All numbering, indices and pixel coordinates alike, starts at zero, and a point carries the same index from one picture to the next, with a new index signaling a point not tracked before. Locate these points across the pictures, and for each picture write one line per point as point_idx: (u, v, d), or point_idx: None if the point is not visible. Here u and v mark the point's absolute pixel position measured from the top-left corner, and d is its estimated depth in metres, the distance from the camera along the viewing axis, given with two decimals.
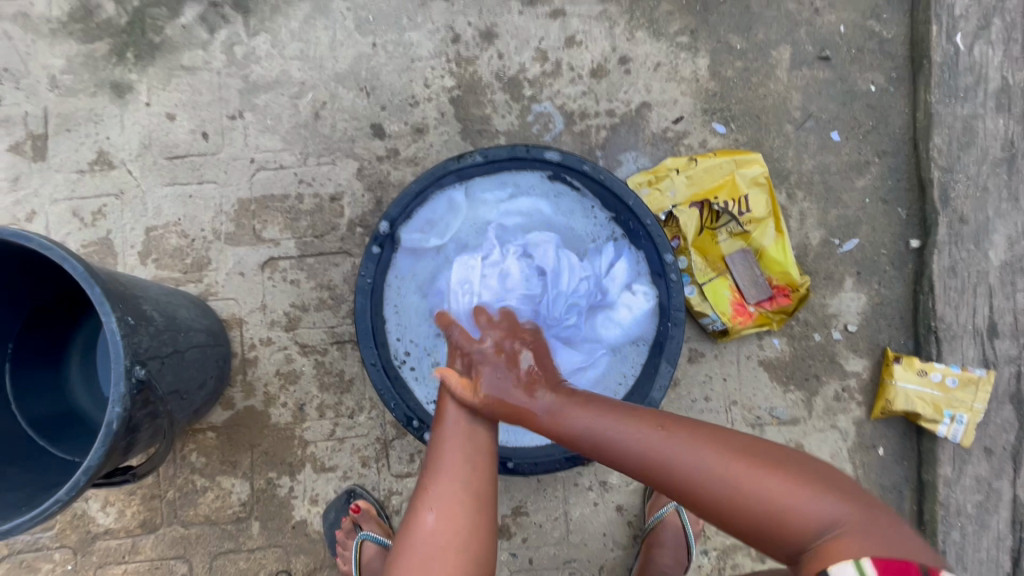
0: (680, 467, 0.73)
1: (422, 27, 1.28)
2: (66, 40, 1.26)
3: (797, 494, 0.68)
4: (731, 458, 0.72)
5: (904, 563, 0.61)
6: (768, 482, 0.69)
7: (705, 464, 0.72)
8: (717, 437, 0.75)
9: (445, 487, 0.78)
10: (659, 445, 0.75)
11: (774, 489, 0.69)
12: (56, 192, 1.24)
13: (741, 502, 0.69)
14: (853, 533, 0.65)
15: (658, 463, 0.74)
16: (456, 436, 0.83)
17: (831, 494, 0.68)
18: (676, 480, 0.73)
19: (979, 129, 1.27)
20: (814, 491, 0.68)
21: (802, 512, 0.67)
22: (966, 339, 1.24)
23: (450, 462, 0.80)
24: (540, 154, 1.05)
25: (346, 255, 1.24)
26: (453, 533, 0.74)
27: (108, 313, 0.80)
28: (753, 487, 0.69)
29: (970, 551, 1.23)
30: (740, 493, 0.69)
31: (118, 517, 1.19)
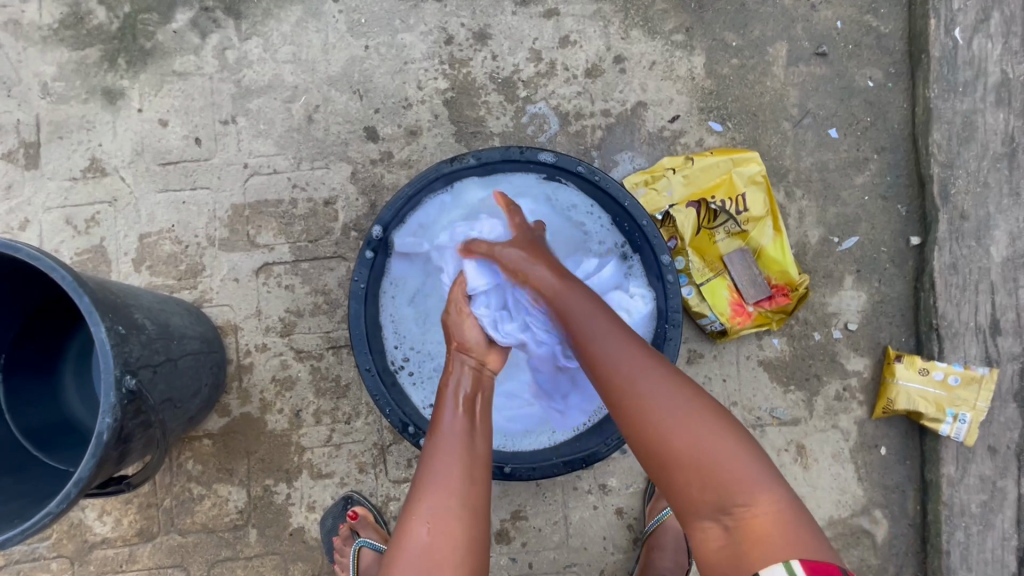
0: (651, 403, 0.72)
1: (415, 29, 1.28)
2: (57, 47, 1.26)
3: (739, 461, 0.69)
4: (697, 412, 0.71)
5: (826, 564, 0.61)
6: (722, 447, 0.69)
7: (672, 410, 0.71)
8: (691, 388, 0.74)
9: (441, 499, 0.73)
10: (644, 374, 0.74)
11: (724, 457, 0.68)
12: (49, 200, 1.23)
13: (691, 457, 0.69)
14: (778, 516, 0.67)
15: (633, 393, 0.73)
16: (453, 443, 0.79)
17: (769, 477, 0.69)
18: (643, 418, 0.71)
19: (979, 124, 1.25)
20: (754, 466, 0.69)
21: (742, 480, 0.68)
22: (968, 337, 1.23)
23: (445, 470, 0.75)
24: (534, 156, 1.05)
25: (341, 260, 1.23)
26: (450, 548, 0.70)
27: (97, 323, 0.79)
28: (707, 449, 0.69)
29: (975, 551, 1.21)
30: (690, 447, 0.69)
31: (115, 526, 1.19)
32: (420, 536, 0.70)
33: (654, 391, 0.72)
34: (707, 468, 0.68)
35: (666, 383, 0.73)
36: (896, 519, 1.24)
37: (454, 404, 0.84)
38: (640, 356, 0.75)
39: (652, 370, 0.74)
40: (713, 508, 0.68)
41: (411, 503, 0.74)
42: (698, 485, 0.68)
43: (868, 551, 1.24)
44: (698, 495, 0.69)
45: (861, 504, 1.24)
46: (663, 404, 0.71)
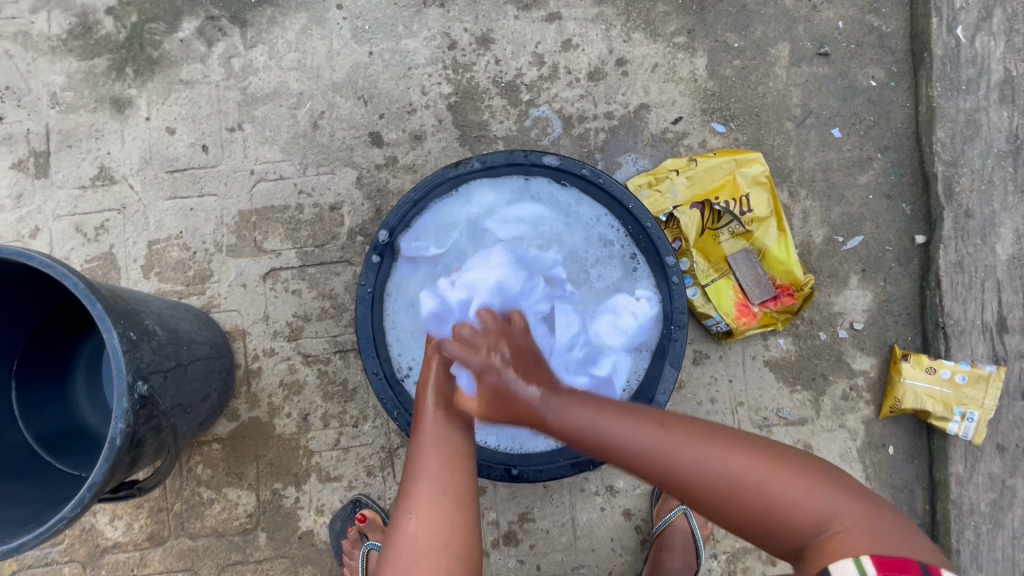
0: (695, 467, 0.70)
1: (419, 34, 1.29)
2: (66, 57, 1.27)
3: (799, 490, 0.68)
4: (736, 454, 0.71)
5: (902, 560, 0.60)
6: (780, 485, 0.68)
7: (708, 460, 0.71)
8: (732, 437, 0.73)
9: (427, 492, 0.76)
10: (671, 446, 0.72)
11: (784, 494, 0.68)
12: (59, 208, 1.25)
13: (754, 505, 0.68)
14: (851, 527, 0.64)
15: (669, 468, 0.71)
16: (429, 434, 0.83)
17: (830, 490, 0.68)
18: (687, 483, 0.71)
19: (983, 122, 1.26)
20: (814, 488, 0.68)
21: (810, 513, 0.67)
22: (975, 335, 1.23)
23: (426, 465, 0.79)
24: (538, 159, 1.08)
25: (347, 264, 1.24)
26: (433, 533, 0.72)
27: (109, 329, 0.80)
28: (767, 495, 0.68)
29: (985, 550, 1.21)
30: (748, 497, 0.68)
31: (126, 530, 1.20)
32: (409, 526, 0.73)
33: (692, 455, 0.71)
34: (771, 514, 0.68)
35: (698, 441, 0.72)
36: (905, 518, 1.24)
37: (434, 403, 0.87)
38: (656, 433, 0.74)
39: (678, 437, 0.73)
40: (792, 545, 0.68)
41: (401, 503, 0.76)
42: (768, 527, 0.68)
43: None
44: (772, 534, 0.68)
45: None
46: (704, 468, 0.70)
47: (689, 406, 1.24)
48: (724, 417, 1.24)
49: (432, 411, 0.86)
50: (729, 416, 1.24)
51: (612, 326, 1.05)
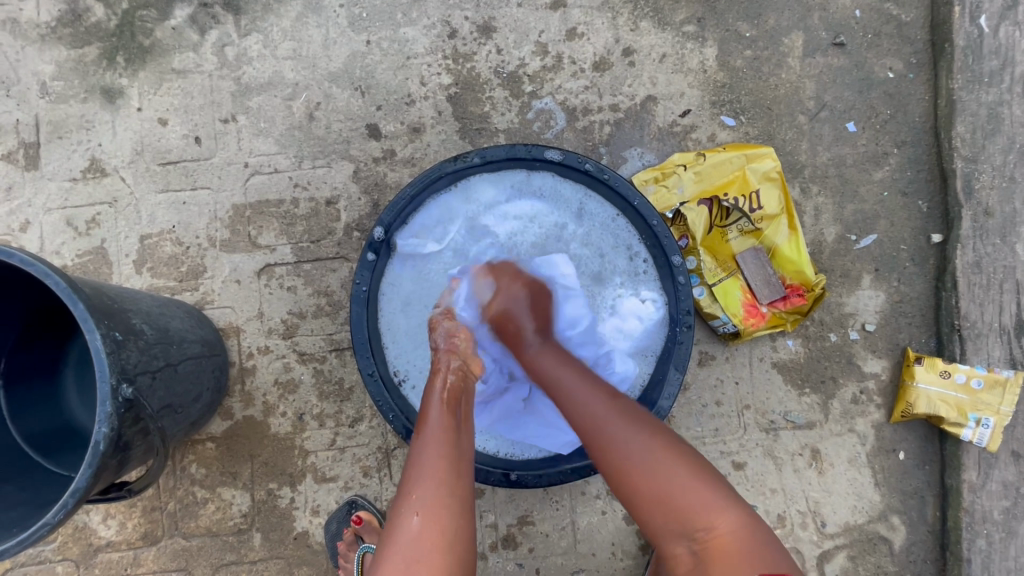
0: (619, 450, 0.74)
1: (418, 23, 1.24)
2: (55, 46, 1.24)
3: (702, 490, 0.70)
4: (657, 444, 0.74)
5: None
6: (686, 480, 0.70)
7: (634, 441, 0.74)
8: (655, 430, 0.76)
9: (432, 490, 0.73)
10: (609, 420, 0.77)
11: (679, 485, 0.70)
12: (49, 201, 1.22)
13: (655, 491, 0.70)
14: (741, 536, 0.67)
15: (602, 434, 0.76)
16: (436, 433, 0.80)
17: (732, 502, 0.70)
18: (608, 457, 0.74)
19: (1005, 116, 1.20)
20: (718, 494, 0.70)
21: (701, 508, 0.68)
22: (992, 338, 1.18)
23: (428, 460, 0.76)
24: (540, 153, 1.04)
25: (343, 261, 1.21)
26: (440, 532, 0.69)
27: (92, 331, 0.77)
28: (668, 483, 0.70)
29: (997, 559, 1.17)
30: (653, 481, 0.71)
31: (119, 529, 1.18)
32: (411, 526, 0.70)
33: (620, 434, 0.75)
34: (667, 499, 0.70)
35: (629, 426, 0.76)
36: (914, 525, 1.20)
37: (441, 400, 0.85)
38: (606, 404, 0.79)
39: (620, 416, 0.77)
40: (678, 533, 0.69)
41: (399, 502, 0.74)
42: (660, 516, 0.70)
43: (885, 558, 1.20)
44: (659, 521, 0.70)
45: (878, 511, 1.20)
46: (634, 451, 0.73)
47: (694, 408, 1.21)
48: (729, 420, 1.21)
49: (439, 411, 0.83)
50: (735, 419, 1.21)
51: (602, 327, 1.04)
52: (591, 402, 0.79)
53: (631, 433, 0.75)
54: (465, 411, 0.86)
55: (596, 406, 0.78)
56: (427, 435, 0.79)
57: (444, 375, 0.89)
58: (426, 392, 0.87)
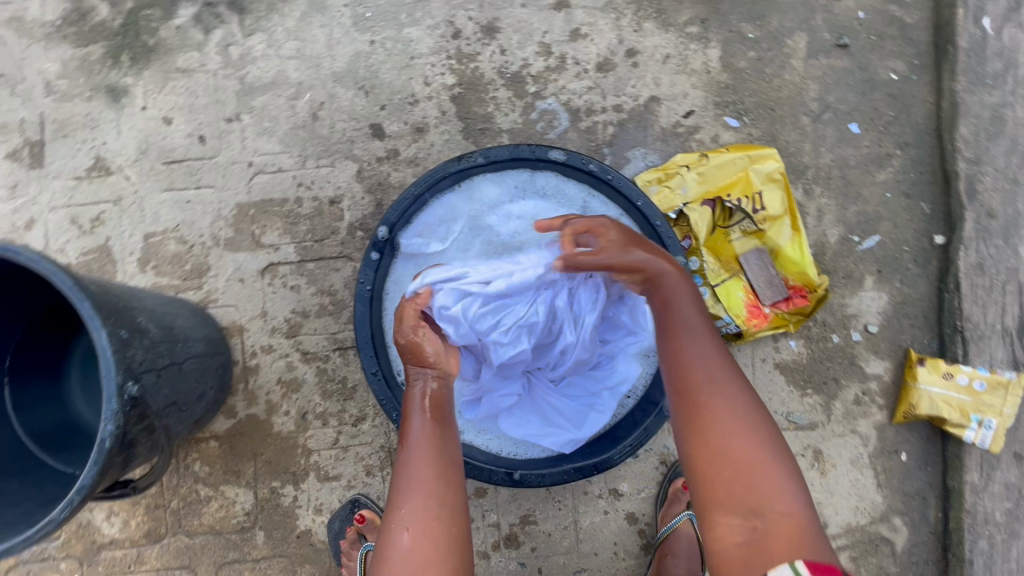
0: (721, 408, 0.70)
1: (422, 23, 1.24)
2: (60, 44, 1.24)
3: (781, 473, 0.68)
4: (753, 415, 0.70)
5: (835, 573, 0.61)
6: (769, 459, 0.68)
7: (733, 405, 0.70)
8: (756, 402, 0.72)
9: (421, 501, 0.73)
10: (720, 374, 0.72)
11: (763, 463, 0.68)
12: (54, 199, 1.22)
13: (743, 456, 0.68)
14: (807, 528, 0.65)
15: (706, 390, 0.71)
16: (421, 441, 0.78)
17: (803, 493, 0.68)
18: (705, 409, 0.70)
19: (1009, 118, 1.21)
20: (793, 482, 0.68)
21: (776, 488, 0.67)
22: (994, 340, 1.19)
23: (417, 472, 0.75)
24: (544, 154, 1.04)
25: (347, 260, 1.21)
26: (431, 549, 0.70)
27: (98, 328, 0.77)
28: (751, 453, 0.68)
29: (998, 560, 1.18)
30: (741, 446, 0.68)
31: (122, 527, 1.18)
32: (402, 540, 0.70)
33: (727, 393, 0.71)
34: (751, 470, 0.67)
35: (736, 386, 0.72)
36: (917, 526, 1.21)
37: (422, 411, 0.81)
38: (721, 358, 0.74)
39: (722, 373, 0.73)
40: (745, 506, 0.66)
41: (392, 510, 0.74)
42: (735, 482, 0.67)
43: (887, 559, 1.20)
44: (729, 486, 0.67)
45: (880, 512, 1.21)
46: (738, 417, 0.70)
47: None
48: None
49: (421, 417, 0.81)
50: None
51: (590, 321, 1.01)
52: (704, 349, 0.74)
53: (736, 396, 0.71)
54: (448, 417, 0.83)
55: (710, 356, 0.74)
56: (410, 441, 0.78)
57: (421, 389, 0.84)
58: (404, 401, 0.84)
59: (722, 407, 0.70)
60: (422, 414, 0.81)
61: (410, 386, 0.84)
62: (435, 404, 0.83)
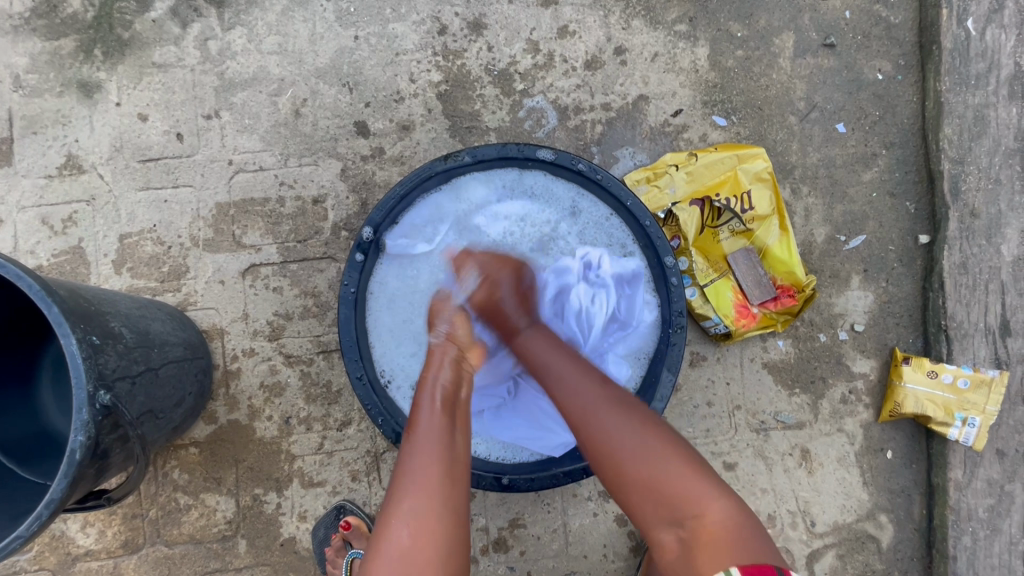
0: (613, 442, 0.73)
1: (407, 18, 1.22)
2: (29, 37, 1.19)
3: (692, 482, 0.71)
4: (646, 430, 0.74)
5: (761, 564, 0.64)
6: (679, 473, 0.71)
7: (625, 433, 0.74)
8: (648, 424, 0.75)
9: (417, 496, 0.71)
10: (600, 413, 0.76)
11: (669, 476, 0.71)
12: (24, 198, 1.18)
13: (645, 480, 0.71)
14: (735, 532, 0.68)
15: (593, 428, 0.75)
16: (432, 436, 0.76)
17: (724, 493, 0.71)
18: (600, 447, 0.74)
19: (991, 119, 1.21)
20: (711, 488, 0.71)
21: (690, 497, 0.70)
22: (977, 338, 1.20)
23: (422, 466, 0.73)
24: (532, 153, 1.02)
25: (331, 261, 1.19)
26: (429, 545, 0.68)
27: (67, 335, 0.74)
28: (653, 470, 0.71)
29: (981, 556, 1.19)
30: (642, 465, 0.71)
31: (98, 537, 1.15)
32: (401, 538, 0.68)
33: (611, 425, 0.74)
34: (659, 488, 0.71)
35: (626, 418, 0.75)
36: (902, 523, 1.22)
37: (432, 405, 0.80)
38: (599, 392, 0.78)
39: (609, 407, 0.76)
40: (666, 521, 0.71)
41: (388, 504, 0.71)
42: (650, 502, 0.71)
43: (873, 557, 1.21)
44: (649, 505, 0.71)
45: (866, 509, 1.21)
46: (632, 446, 0.72)
47: (686, 409, 1.20)
48: (720, 420, 1.21)
49: (430, 415, 0.78)
50: (726, 420, 1.21)
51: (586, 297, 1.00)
52: (585, 392, 0.78)
53: (624, 422, 0.75)
54: (461, 414, 0.81)
55: (590, 397, 0.77)
56: (417, 436, 0.76)
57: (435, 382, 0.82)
58: (415, 395, 0.82)
59: (612, 440, 0.73)
60: (433, 404, 0.79)
61: (427, 379, 0.83)
62: (445, 399, 0.81)
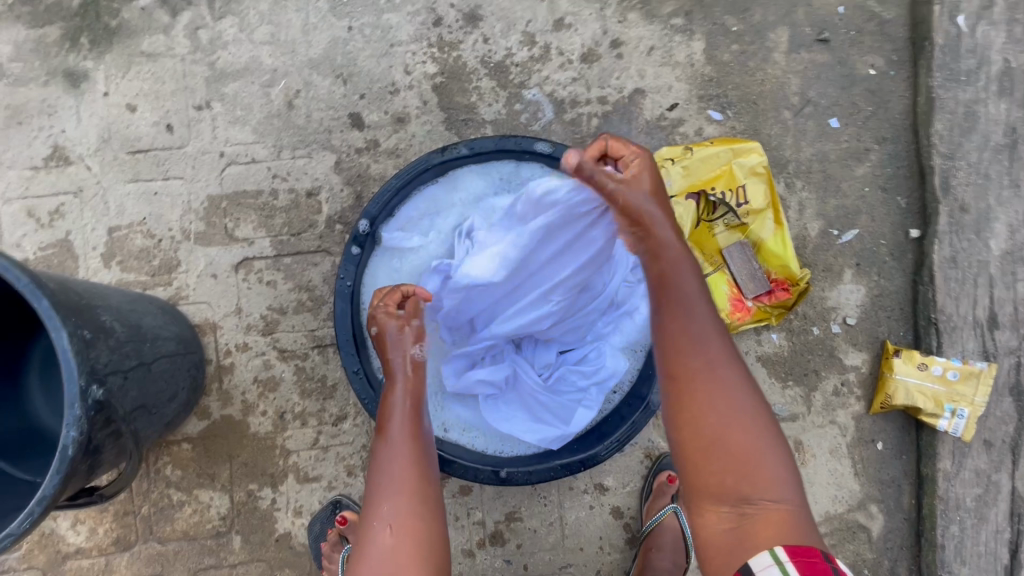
0: (721, 394, 0.71)
1: (402, 9, 1.21)
2: (13, 25, 1.16)
3: (774, 468, 0.69)
4: (752, 405, 0.71)
5: (806, 547, 0.63)
6: (765, 455, 0.69)
7: (732, 393, 0.71)
8: (758, 393, 0.73)
9: (399, 501, 0.73)
10: (717, 362, 0.73)
11: (760, 452, 0.69)
12: (9, 190, 1.15)
13: (737, 448, 0.69)
14: (799, 518, 0.67)
15: (704, 379, 0.72)
16: (400, 441, 0.78)
17: (799, 484, 0.69)
18: (702, 401, 0.71)
19: (981, 114, 1.23)
20: (790, 476, 0.69)
21: (770, 481, 0.68)
22: (966, 331, 1.21)
23: (399, 472, 0.75)
24: (528, 146, 1.02)
25: (325, 254, 1.17)
26: (415, 543, 0.70)
27: (58, 329, 0.73)
28: (745, 446, 0.69)
29: (969, 545, 1.21)
30: (737, 434, 0.69)
31: (89, 535, 1.13)
32: (384, 539, 0.69)
33: (726, 379, 0.72)
34: (745, 458, 0.69)
35: (740, 382, 0.72)
36: (892, 513, 1.24)
37: (403, 411, 0.82)
38: (719, 342, 0.74)
39: (726, 364, 0.73)
40: (737, 493, 0.68)
41: (369, 511, 0.73)
42: (731, 472, 0.68)
43: (863, 546, 1.23)
44: (724, 474, 0.69)
45: (857, 500, 1.23)
46: (739, 411, 0.70)
47: None
48: None
49: (401, 422, 0.80)
50: None
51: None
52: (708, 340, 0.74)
53: (739, 387, 0.72)
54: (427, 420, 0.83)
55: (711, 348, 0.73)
56: (392, 443, 0.78)
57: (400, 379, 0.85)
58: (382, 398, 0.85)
59: (717, 395, 0.71)
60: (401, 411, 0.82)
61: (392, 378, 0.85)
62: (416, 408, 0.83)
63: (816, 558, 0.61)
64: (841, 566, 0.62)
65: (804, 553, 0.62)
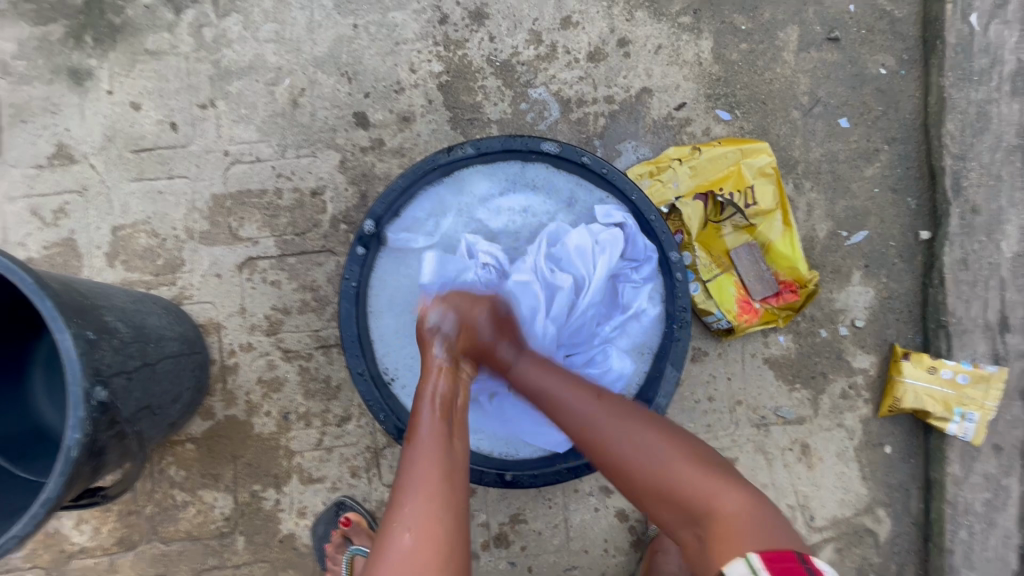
0: (624, 451, 0.77)
1: (407, 7, 1.20)
2: (16, 22, 1.16)
3: (707, 485, 0.72)
4: (662, 446, 0.76)
5: (782, 550, 0.63)
6: (692, 479, 0.72)
7: (635, 449, 0.76)
8: (664, 429, 0.78)
9: (422, 501, 0.69)
10: (610, 431, 0.78)
11: (684, 480, 0.73)
12: (12, 189, 1.15)
13: (660, 488, 0.74)
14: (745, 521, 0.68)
15: (605, 447, 0.78)
16: (429, 438, 0.76)
17: (740, 490, 0.71)
18: (615, 463, 0.77)
19: (994, 114, 1.21)
20: (729, 485, 0.72)
21: (705, 499, 0.71)
22: (977, 334, 1.20)
23: (423, 472, 0.72)
24: (536, 146, 1.00)
25: (329, 254, 1.17)
26: (434, 543, 0.66)
27: (62, 331, 0.72)
28: (668, 483, 0.73)
29: (977, 549, 1.20)
30: (655, 477, 0.74)
31: (93, 534, 1.13)
32: (402, 540, 0.66)
33: (615, 433, 0.78)
34: (671, 491, 0.73)
35: (634, 435, 0.77)
36: (899, 518, 1.23)
37: (432, 411, 0.80)
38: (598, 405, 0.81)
39: (618, 423, 0.79)
40: (685, 521, 0.72)
41: (390, 512, 0.70)
42: (670, 509, 0.73)
43: (870, 550, 1.22)
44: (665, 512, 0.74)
45: (865, 504, 1.22)
46: (646, 455, 0.75)
47: (687, 405, 1.20)
48: (721, 416, 1.21)
49: (431, 419, 0.79)
50: (727, 415, 1.21)
51: (585, 251, 0.98)
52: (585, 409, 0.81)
53: (642, 436, 0.77)
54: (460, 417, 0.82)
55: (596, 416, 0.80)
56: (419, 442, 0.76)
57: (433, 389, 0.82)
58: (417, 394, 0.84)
59: (621, 449, 0.77)
60: (431, 413, 0.79)
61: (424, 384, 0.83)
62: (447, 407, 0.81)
63: (788, 559, 0.62)
64: (815, 561, 0.62)
65: (778, 556, 0.62)
